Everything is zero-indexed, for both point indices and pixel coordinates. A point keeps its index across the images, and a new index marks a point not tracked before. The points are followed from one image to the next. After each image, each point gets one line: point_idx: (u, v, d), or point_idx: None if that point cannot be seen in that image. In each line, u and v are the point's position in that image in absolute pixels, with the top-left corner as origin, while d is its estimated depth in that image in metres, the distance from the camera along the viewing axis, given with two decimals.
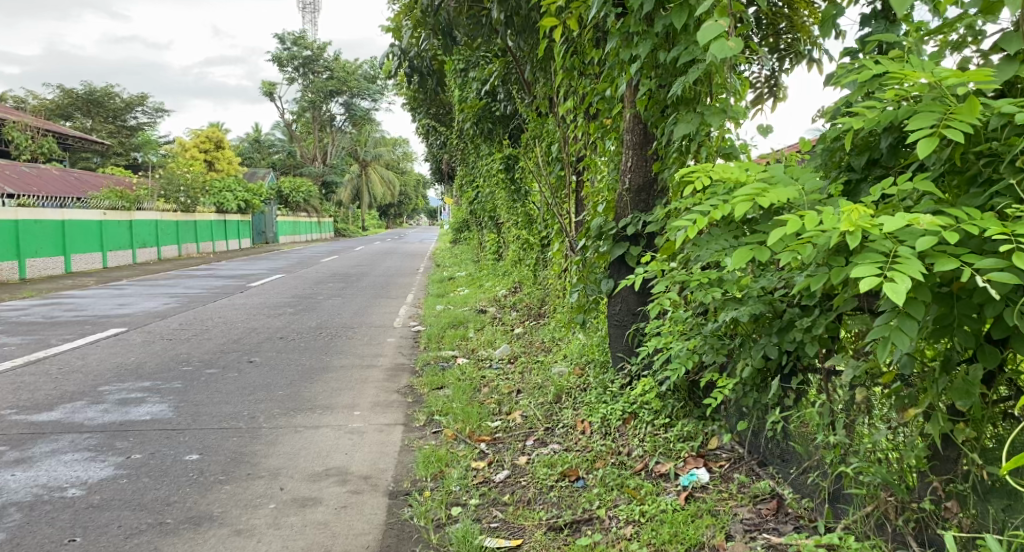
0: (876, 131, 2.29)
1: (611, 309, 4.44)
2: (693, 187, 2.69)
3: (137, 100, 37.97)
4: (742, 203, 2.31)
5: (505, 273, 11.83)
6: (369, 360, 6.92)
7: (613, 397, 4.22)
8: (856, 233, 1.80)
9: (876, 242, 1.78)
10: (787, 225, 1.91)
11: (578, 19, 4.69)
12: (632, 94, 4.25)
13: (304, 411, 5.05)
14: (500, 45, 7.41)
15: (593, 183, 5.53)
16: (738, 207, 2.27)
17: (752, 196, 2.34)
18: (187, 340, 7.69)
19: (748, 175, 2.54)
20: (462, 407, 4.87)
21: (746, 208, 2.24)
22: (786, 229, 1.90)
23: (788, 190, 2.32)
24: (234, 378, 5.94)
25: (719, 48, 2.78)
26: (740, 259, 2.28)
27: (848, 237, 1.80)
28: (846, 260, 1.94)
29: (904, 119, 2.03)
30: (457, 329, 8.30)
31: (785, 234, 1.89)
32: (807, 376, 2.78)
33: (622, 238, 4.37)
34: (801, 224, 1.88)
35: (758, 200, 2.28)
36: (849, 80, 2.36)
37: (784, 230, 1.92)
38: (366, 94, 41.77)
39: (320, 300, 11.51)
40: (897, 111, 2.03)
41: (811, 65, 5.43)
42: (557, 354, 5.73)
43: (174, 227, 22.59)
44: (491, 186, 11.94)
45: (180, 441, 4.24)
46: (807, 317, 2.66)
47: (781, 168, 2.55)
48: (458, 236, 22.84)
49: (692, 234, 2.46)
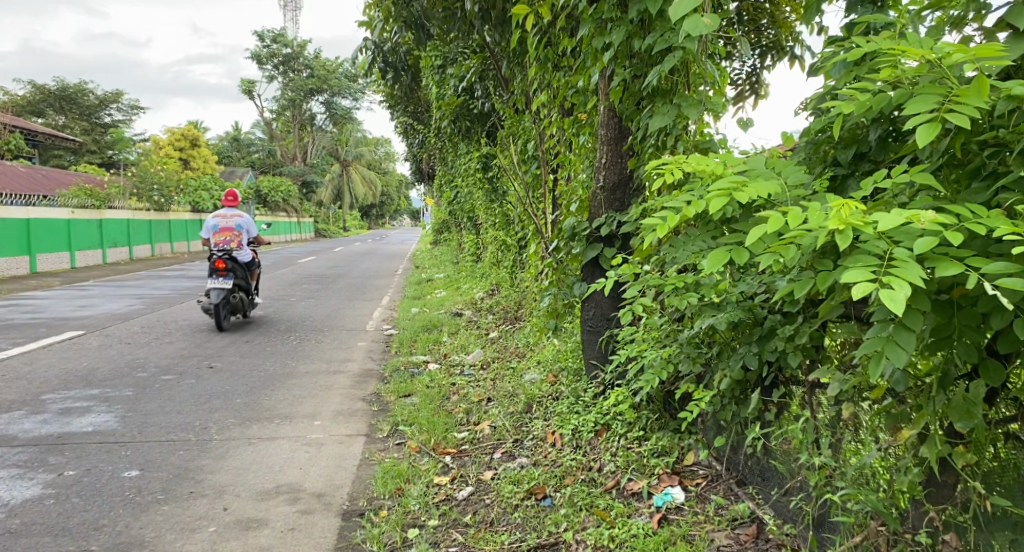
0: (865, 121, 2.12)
1: (585, 314, 4.20)
2: (665, 182, 2.45)
3: (112, 97, 37.32)
4: (720, 198, 2.06)
5: (482, 274, 11.58)
6: (337, 365, 6.64)
7: (585, 407, 3.98)
8: (847, 231, 1.55)
9: (868, 242, 1.53)
10: (770, 222, 1.66)
11: (551, 7, 4.47)
12: (607, 86, 4.02)
13: (261, 421, 4.77)
14: (476, 40, 7.17)
15: (567, 182, 5.30)
16: (716, 203, 2.03)
17: (730, 190, 2.10)
18: (146, 343, 7.37)
19: (726, 168, 2.31)
20: (428, 416, 4.62)
21: (724, 205, 1.99)
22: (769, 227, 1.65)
23: (770, 184, 2.09)
24: (191, 385, 5.64)
25: (693, 25, 2.56)
26: (716, 262, 2.03)
27: (838, 237, 1.55)
28: (834, 263, 1.69)
29: (897, 104, 1.81)
30: (430, 332, 8.04)
31: (766, 233, 1.64)
32: (790, 388, 2.57)
33: (596, 239, 4.14)
34: (786, 221, 1.63)
35: (738, 195, 2.04)
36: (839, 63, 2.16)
37: (766, 227, 1.67)
38: (346, 94, 41.36)
39: (292, 302, 11.18)
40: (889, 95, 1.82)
41: (792, 62, 5.26)
42: (530, 361, 5.48)
43: (147, 227, 22.10)
44: (469, 186, 11.67)
45: (121, 456, 3.98)
46: (790, 324, 2.47)
47: (762, 161, 2.32)
48: (438, 237, 22.56)
49: (663, 234, 2.21)
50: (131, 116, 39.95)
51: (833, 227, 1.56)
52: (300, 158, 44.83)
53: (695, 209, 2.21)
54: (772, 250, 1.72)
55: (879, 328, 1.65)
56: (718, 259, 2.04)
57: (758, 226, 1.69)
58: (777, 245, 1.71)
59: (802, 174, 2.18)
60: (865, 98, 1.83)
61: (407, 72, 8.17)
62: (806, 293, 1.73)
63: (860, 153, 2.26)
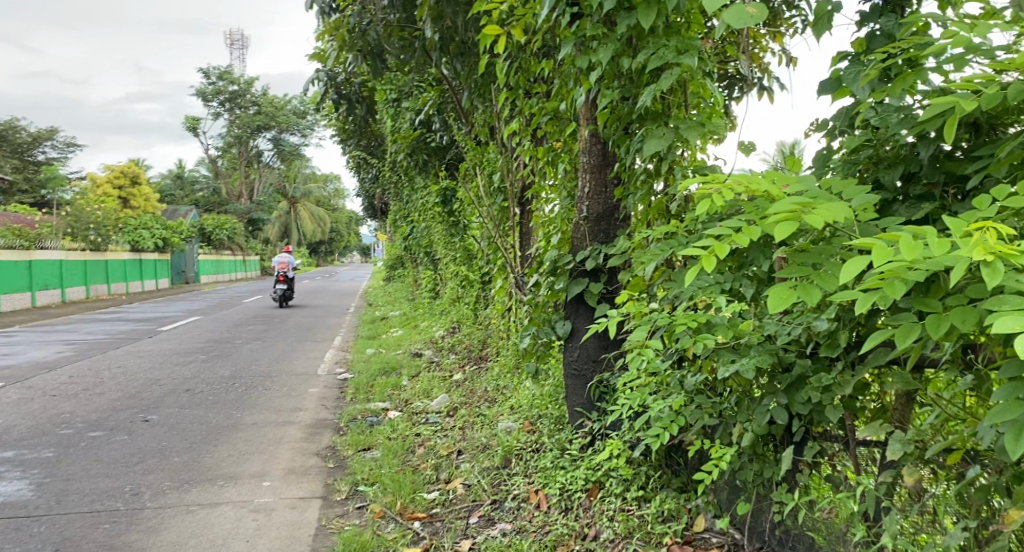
0: (927, 133, 2.06)
1: (569, 356, 3.83)
2: (704, 202, 2.12)
3: (46, 135, 35.89)
4: (783, 222, 1.77)
5: (441, 312, 11.10)
6: (287, 415, 6.07)
7: (572, 461, 3.60)
8: (994, 262, 1.39)
9: (1013, 279, 1.39)
10: (878, 251, 1.49)
11: (524, 26, 4.15)
12: (589, 109, 3.70)
13: (202, 483, 4.22)
14: (434, 71, 6.89)
15: (541, 214, 4.95)
16: (781, 229, 1.74)
17: (796, 212, 1.78)
18: (74, 395, 6.67)
19: (780, 188, 2.01)
20: (393, 474, 4.15)
21: (793, 230, 1.71)
22: (879, 257, 1.48)
23: (840, 207, 1.79)
24: (123, 442, 5.04)
25: (737, 15, 2.23)
26: (779, 301, 1.74)
27: (984, 269, 1.38)
28: (949, 307, 1.53)
29: (992, 105, 1.78)
30: (388, 376, 7.54)
31: (880, 266, 1.47)
32: (824, 445, 2.28)
33: (580, 273, 3.80)
34: (906, 250, 1.45)
35: (808, 217, 1.74)
36: (906, 77, 2.11)
37: (874, 257, 1.49)
38: (294, 129, 40.75)
39: (237, 345, 10.47)
40: (984, 97, 1.78)
41: (763, 92, 5.09)
42: (504, 407, 5.06)
43: (82, 268, 20.98)
44: (427, 220, 11.25)
45: (31, 535, 3.40)
46: (826, 372, 2.19)
47: (816, 180, 2.03)
48: (392, 274, 21.96)
49: (710, 265, 1.94)
50: (66, 154, 38.54)
51: (972, 255, 1.41)
52: (245, 196, 43.78)
53: (745, 236, 1.94)
54: (871, 286, 1.54)
55: (1010, 389, 1.48)
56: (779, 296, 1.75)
57: (860, 257, 1.52)
58: (878, 280, 1.53)
59: (866, 195, 1.91)
60: (987, 90, 1.77)
61: (362, 104, 7.74)
62: (908, 343, 1.54)
63: (905, 174, 2.17)
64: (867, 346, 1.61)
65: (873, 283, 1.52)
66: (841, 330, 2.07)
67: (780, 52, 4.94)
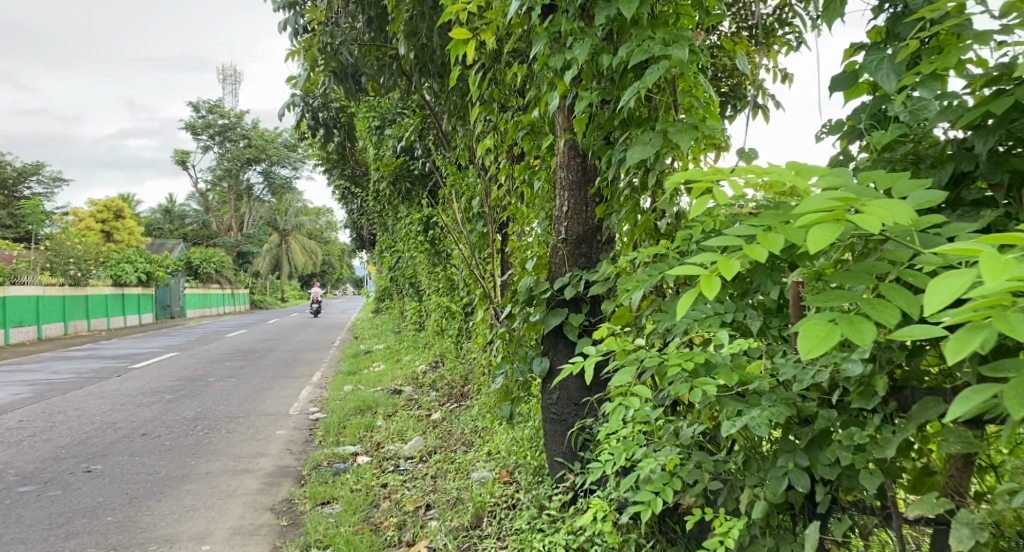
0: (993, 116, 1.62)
1: (547, 398, 3.34)
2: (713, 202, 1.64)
3: (32, 170, 35.53)
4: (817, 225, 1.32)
5: (425, 345, 10.62)
6: (246, 462, 5.53)
7: (551, 523, 3.11)
8: None
9: None
10: (991, 265, 1.08)
11: (496, 32, 3.74)
12: (566, 118, 3.29)
13: (131, 548, 3.70)
14: (413, 96, 6.47)
15: (518, 240, 4.50)
16: (816, 235, 1.29)
17: (842, 212, 1.31)
18: (17, 443, 6.11)
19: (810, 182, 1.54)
20: (348, 535, 3.62)
21: (832, 239, 1.27)
22: (994, 274, 1.06)
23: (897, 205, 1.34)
24: (54, 498, 4.51)
25: None
26: (816, 342, 1.25)
27: None
28: None
29: None
30: (363, 415, 7.02)
31: (997, 284, 1.05)
32: (853, 517, 1.82)
33: (559, 304, 3.35)
34: None
35: (857, 219, 1.28)
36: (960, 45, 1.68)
37: (985, 272, 1.07)
38: (284, 162, 40.43)
39: (209, 383, 9.89)
40: None
41: (756, 111, 4.69)
42: (481, 453, 4.56)
43: (61, 304, 20.37)
44: (411, 250, 10.77)
45: None
46: (859, 427, 1.72)
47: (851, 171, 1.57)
48: (380, 308, 21.42)
49: (711, 292, 1.46)
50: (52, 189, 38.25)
51: None
52: (235, 229, 43.28)
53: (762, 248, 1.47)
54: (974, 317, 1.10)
55: None
56: (814, 335, 1.26)
57: (959, 275, 1.10)
58: (980, 312, 1.11)
59: (924, 193, 1.47)
60: None
61: (340, 130, 7.30)
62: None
63: (954, 175, 1.73)
64: (958, 410, 1.15)
65: (976, 315, 1.09)
66: (877, 374, 1.63)
67: (775, 68, 4.58)
